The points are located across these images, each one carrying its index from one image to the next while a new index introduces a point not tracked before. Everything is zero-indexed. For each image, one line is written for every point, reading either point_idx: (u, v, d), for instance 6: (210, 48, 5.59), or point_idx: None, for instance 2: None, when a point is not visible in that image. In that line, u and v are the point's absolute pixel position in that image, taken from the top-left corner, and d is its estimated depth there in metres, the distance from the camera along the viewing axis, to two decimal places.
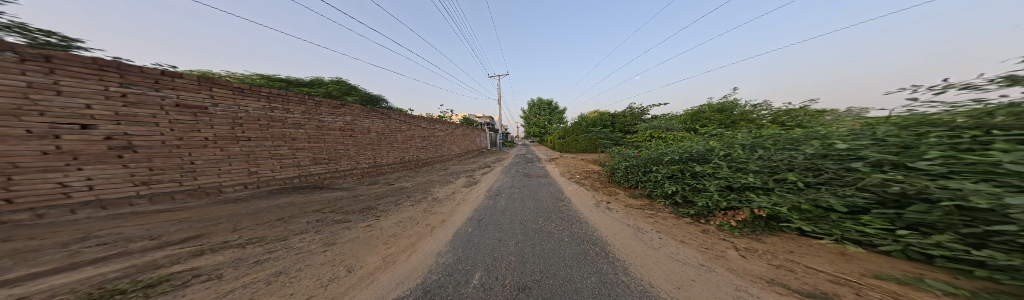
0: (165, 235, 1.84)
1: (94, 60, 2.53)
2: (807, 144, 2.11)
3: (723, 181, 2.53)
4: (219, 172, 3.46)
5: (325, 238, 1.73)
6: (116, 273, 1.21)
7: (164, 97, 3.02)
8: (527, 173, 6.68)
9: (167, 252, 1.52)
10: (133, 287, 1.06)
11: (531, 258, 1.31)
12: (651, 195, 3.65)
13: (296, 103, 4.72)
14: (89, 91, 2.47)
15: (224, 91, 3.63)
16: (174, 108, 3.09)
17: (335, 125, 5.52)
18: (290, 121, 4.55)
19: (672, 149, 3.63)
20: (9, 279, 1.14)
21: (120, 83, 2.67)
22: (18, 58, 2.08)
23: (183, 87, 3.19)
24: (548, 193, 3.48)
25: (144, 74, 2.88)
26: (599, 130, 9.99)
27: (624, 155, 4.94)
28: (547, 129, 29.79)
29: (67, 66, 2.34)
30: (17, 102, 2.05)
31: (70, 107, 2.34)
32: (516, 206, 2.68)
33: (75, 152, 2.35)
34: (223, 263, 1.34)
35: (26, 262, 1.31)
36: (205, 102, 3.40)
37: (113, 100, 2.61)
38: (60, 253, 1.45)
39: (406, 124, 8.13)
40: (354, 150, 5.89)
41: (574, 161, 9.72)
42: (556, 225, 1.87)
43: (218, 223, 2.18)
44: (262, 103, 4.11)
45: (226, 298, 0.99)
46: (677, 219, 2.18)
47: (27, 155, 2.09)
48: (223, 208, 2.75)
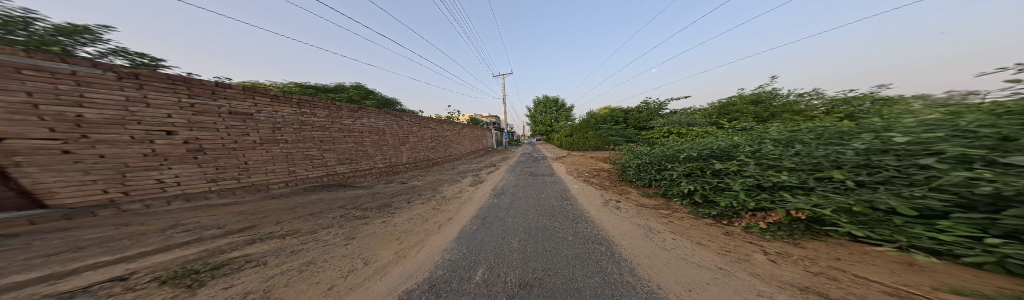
0: (228, 225, 2.15)
1: (169, 76, 3.07)
2: (860, 138, 1.84)
3: (751, 180, 2.31)
4: (266, 171, 3.94)
5: (346, 233, 1.89)
6: (194, 255, 1.46)
7: (220, 106, 3.52)
8: (532, 172, 6.67)
9: (230, 239, 1.78)
10: (204, 268, 1.27)
11: (533, 256, 1.33)
12: (666, 194, 3.46)
13: (321, 108, 5.20)
14: (169, 103, 3.02)
15: (264, 99, 4.12)
16: (228, 115, 3.59)
17: (355, 127, 5.97)
18: (317, 124, 5.02)
19: (691, 145, 3.40)
20: (126, 256, 1.43)
21: (188, 95, 3.21)
22: (116, 76, 2.62)
23: (233, 97, 3.67)
24: (554, 192, 3.44)
25: (204, 86, 3.40)
26: (610, 126, 9.55)
27: (635, 152, 4.71)
28: (554, 128, 29.36)
29: (150, 82, 2.88)
30: (119, 113, 2.61)
31: (157, 116, 2.88)
32: (520, 204, 2.70)
33: (166, 154, 2.89)
34: (269, 251, 1.54)
35: (136, 243, 1.63)
36: (250, 110, 3.88)
37: (186, 109, 3.17)
38: (159, 237, 1.78)
39: (417, 126, 8.53)
40: (372, 151, 6.32)
41: (583, 159, 9.44)
42: (558, 224, 1.86)
43: (266, 215, 2.50)
44: (294, 109, 4.59)
45: (269, 282, 1.15)
46: (694, 220, 2.04)
47: (133, 157, 2.64)
48: (269, 202, 3.14)
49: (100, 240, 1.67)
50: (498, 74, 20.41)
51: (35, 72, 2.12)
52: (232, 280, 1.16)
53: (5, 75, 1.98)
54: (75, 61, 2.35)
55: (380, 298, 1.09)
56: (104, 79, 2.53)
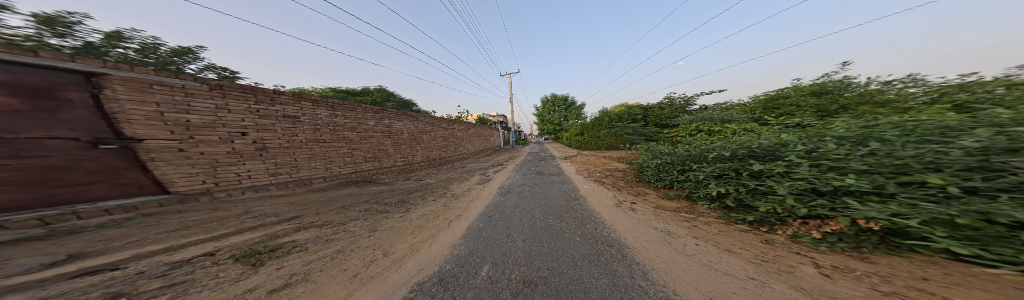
0: (280, 214, 2.47)
1: (242, 86, 3.80)
2: (978, 133, 1.20)
3: (804, 184, 1.88)
4: (311, 168, 4.57)
5: (370, 225, 2.08)
6: (257, 238, 1.76)
7: (277, 110, 4.18)
8: (540, 171, 6.55)
9: (283, 226, 2.08)
10: (263, 250, 1.53)
11: (538, 255, 1.32)
12: (691, 197, 3.16)
13: (350, 110, 5.74)
14: (244, 108, 3.74)
15: (308, 105, 4.75)
16: (283, 118, 4.25)
17: (378, 127, 6.49)
18: (347, 125, 5.57)
19: (724, 143, 2.99)
20: (211, 237, 1.79)
21: (256, 101, 3.92)
22: (210, 87, 3.42)
23: (285, 102, 4.35)
24: (561, 192, 3.35)
25: (266, 93, 4.09)
26: (626, 125, 8.78)
27: (657, 150, 4.31)
28: (563, 127, 28.71)
29: (230, 91, 3.62)
30: (214, 118, 3.38)
31: (235, 120, 3.60)
32: (526, 203, 2.69)
33: (241, 152, 3.60)
34: (309, 238, 1.76)
35: (220, 226, 2.04)
36: (298, 113, 4.53)
37: (254, 114, 3.86)
38: (234, 222, 2.18)
39: (430, 125, 9.01)
40: (393, 150, 6.83)
41: (593, 160, 8.99)
42: (566, 224, 1.82)
43: (308, 206, 2.86)
44: (329, 111, 5.18)
45: (305, 268, 1.32)
46: (724, 225, 1.82)
47: (220, 153, 3.38)
48: (310, 195, 3.61)
49: (195, 223, 2.12)
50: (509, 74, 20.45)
51: (160, 87, 2.97)
52: (281, 263, 1.36)
53: (142, 90, 2.83)
54: (184, 77, 3.18)
55: (394, 288, 1.18)
56: (203, 90, 3.33)
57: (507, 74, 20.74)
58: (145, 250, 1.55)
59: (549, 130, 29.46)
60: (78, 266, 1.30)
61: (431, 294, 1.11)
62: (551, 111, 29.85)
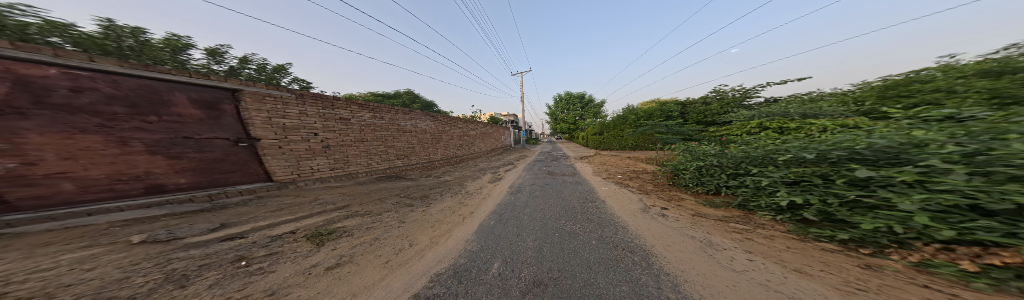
0: (335, 203, 3.01)
1: (313, 94, 4.79)
2: None
3: (952, 200, 1.13)
4: (361, 165, 5.44)
5: (399, 217, 2.34)
6: (322, 222, 2.21)
7: (336, 114, 5.08)
8: (552, 171, 6.30)
9: (337, 213, 2.53)
10: (323, 232, 1.91)
11: (549, 256, 1.29)
12: (742, 206, 2.60)
13: (387, 112, 6.40)
14: (316, 112, 4.73)
15: (355, 108, 5.56)
16: (340, 120, 5.14)
17: (408, 128, 7.14)
18: (385, 126, 6.24)
19: (804, 143, 2.30)
20: (294, 218, 2.32)
21: (322, 107, 4.86)
22: (294, 96, 4.47)
23: (342, 106, 5.23)
24: (575, 193, 3.16)
25: (328, 99, 5.02)
26: (658, 122, 7.54)
27: (701, 151, 3.61)
28: (577, 125, 27.26)
29: (306, 98, 4.64)
30: (298, 122, 4.40)
31: (311, 123, 4.61)
32: (537, 203, 2.63)
33: (314, 149, 4.56)
34: (355, 225, 2.11)
35: (299, 210, 2.63)
36: (350, 115, 5.38)
37: (322, 117, 4.81)
38: (307, 207, 2.77)
39: (450, 126, 9.64)
40: (420, 149, 7.53)
41: (613, 160, 8.30)
42: (580, 226, 1.73)
43: (354, 197, 3.40)
44: (372, 114, 5.93)
45: (351, 251, 1.59)
46: (796, 241, 1.38)
47: (301, 149, 4.35)
48: (357, 187, 4.28)
49: (284, 206, 2.77)
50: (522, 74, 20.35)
51: (269, 98, 4.06)
52: (336, 244, 1.68)
53: (259, 100, 3.93)
54: (280, 88, 4.27)
55: (416, 276, 1.31)
56: (291, 98, 4.38)
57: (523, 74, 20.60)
58: (258, 224, 2.11)
59: (569, 132, 28.25)
60: (224, 233, 1.90)
61: (445, 286, 1.19)
62: (572, 111, 28.36)
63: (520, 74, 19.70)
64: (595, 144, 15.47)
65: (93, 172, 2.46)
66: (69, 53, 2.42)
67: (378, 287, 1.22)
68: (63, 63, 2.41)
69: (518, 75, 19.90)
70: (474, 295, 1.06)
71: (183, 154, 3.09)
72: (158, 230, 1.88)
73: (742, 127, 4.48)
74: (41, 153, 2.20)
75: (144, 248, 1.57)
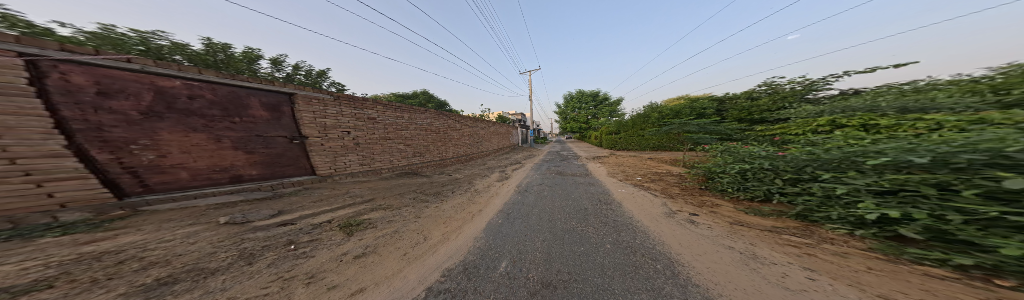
0: (362, 196, 3.35)
1: (347, 95, 5.39)
2: None
3: None
4: (386, 163, 6.01)
5: (415, 212, 2.48)
6: (352, 213, 2.49)
7: (364, 114, 5.65)
8: (562, 171, 6.11)
9: (363, 205, 2.82)
10: (352, 223, 2.15)
11: (558, 258, 1.25)
12: (800, 215, 2.12)
13: (407, 111, 6.91)
14: (349, 112, 5.31)
15: (380, 107, 6.09)
16: (368, 119, 5.71)
17: (425, 127, 7.63)
18: (405, 124, 6.77)
19: (907, 142, 1.59)
20: (331, 208, 2.66)
21: (354, 108, 5.44)
22: (332, 97, 5.08)
23: (369, 106, 5.79)
24: (588, 195, 3.02)
25: (358, 100, 5.60)
26: (683, 118, 6.75)
27: (747, 152, 3.05)
28: (590, 124, 26.11)
29: (342, 100, 5.24)
30: (336, 122, 5.04)
31: (345, 122, 5.20)
32: (545, 203, 2.58)
33: (348, 146, 5.19)
34: (379, 217, 2.32)
35: (335, 201, 3.01)
36: (376, 114, 5.92)
37: (353, 117, 5.41)
38: (342, 199, 3.15)
39: (461, 124, 10.05)
40: (435, 147, 7.99)
41: (632, 162, 7.78)
42: (592, 228, 1.64)
43: (377, 191, 3.75)
44: (394, 113, 6.45)
45: (376, 241, 1.76)
46: (880, 261, 1.07)
47: (337, 146, 4.99)
48: (380, 181, 4.72)
49: (323, 197, 3.19)
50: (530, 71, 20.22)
51: (314, 101, 4.75)
52: (363, 234, 1.88)
53: (308, 102, 4.63)
54: (323, 91, 4.93)
55: (429, 270, 1.38)
56: (330, 100, 5.00)
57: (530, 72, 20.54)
58: (305, 213, 2.48)
59: (584, 132, 26.96)
60: (279, 219, 2.27)
61: (455, 281, 1.22)
62: (585, 110, 27.06)
63: (528, 73, 19.71)
64: (612, 144, 14.48)
65: (201, 165, 3.24)
66: (186, 68, 3.23)
67: (396, 278, 1.31)
68: (183, 75, 3.22)
69: (526, 73, 19.89)
70: (482, 293, 1.07)
71: (255, 150, 3.82)
72: (237, 213, 2.36)
73: (805, 124, 3.15)
74: (168, 148, 2.99)
75: (226, 228, 1.98)
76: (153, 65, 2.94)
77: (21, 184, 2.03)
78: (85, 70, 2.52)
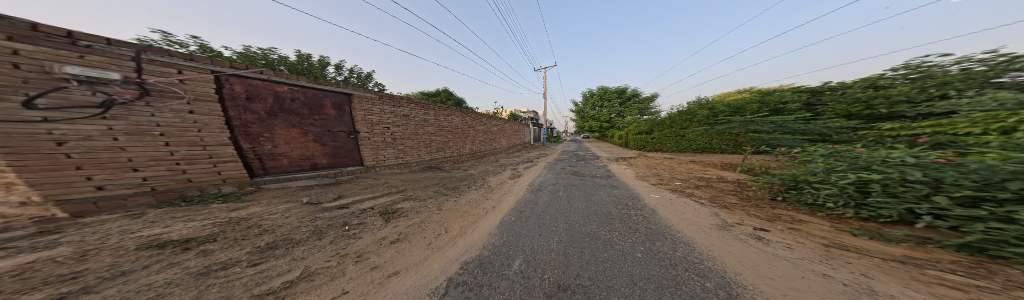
0: (394, 186, 3.83)
1: (388, 95, 6.27)
2: None
3: None
4: (415, 158, 6.82)
5: (436, 205, 2.68)
6: (389, 201, 2.87)
7: (401, 112, 6.53)
8: (578, 171, 5.73)
9: (394, 195, 3.22)
10: (388, 211, 2.47)
11: (578, 263, 1.14)
12: (972, 247, 1.31)
13: (432, 109, 7.68)
14: (390, 112, 6.20)
15: (412, 106, 6.92)
16: (404, 117, 6.57)
17: (447, 123, 8.34)
18: (431, 121, 7.54)
19: None
20: (372, 196, 3.14)
21: (393, 106, 6.31)
22: (377, 96, 6.00)
23: (403, 104, 6.63)
24: (611, 199, 2.73)
25: (397, 100, 6.47)
26: (739, 118, 5.47)
27: (875, 157, 2.01)
28: (613, 123, 24.03)
29: (385, 101, 6.13)
30: (380, 121, 5.96)
31: (386, 119, 6.08)
32: (560, 203, 2.46)
33: (389, 142, 6.08)
34: (410, 208, 2.59)
35: (373, 190, 3.52)
36: (409, 112, 6.77)
37: (393, 116, 6.31)
38: (380, 188, 3.67)
39: (478, 121, 10.61)
40: (455, 143, 8.65)
41: (666, 166, 6.74)
42: (618, 237, 1.46)
43: (406, 183, 4.23)
44: (422, 110, 7.25)
45: (407, 229, 1.97)
46: None
47: (381, 142, 5.91)
48: (410, 174, 5.34)
49: (366, 186, 3.78)
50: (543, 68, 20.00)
51: (366, 100, 5.71)
52: (398, 221, 2.14)
53: (361, 102, 5.60)
54: (372, 91, 5.86)
55: (449, 262, 1.45)
56: (376, 100, 5.92)
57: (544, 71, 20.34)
58: (354, 199, 2.99)
59: (606, 132, 24.86)
60: (337, 203, 2.79)
61: (472, 275, 1.24)
62: (609, 108, 24.99)
63: (541, 69, 19.51)
64: (642, 145, 12.78)
65: (294, 153, 4.32)
66: (289, 76, 4.41)
67: (422, 265, 1.43)
68: (288, 82, 4.40)
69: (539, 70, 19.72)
70: (495, 289, 1.04)
71: (327, 143, 4.88)
72: (311, 196, 3.03)
73: (990, 119, 1.84)
74: (279, 140, 4.11)
75: (305, 208, 2.55)
76: (272, 74, 4.16)
77: (207, 163, 3.16)
78: (239, 81, 3.76)
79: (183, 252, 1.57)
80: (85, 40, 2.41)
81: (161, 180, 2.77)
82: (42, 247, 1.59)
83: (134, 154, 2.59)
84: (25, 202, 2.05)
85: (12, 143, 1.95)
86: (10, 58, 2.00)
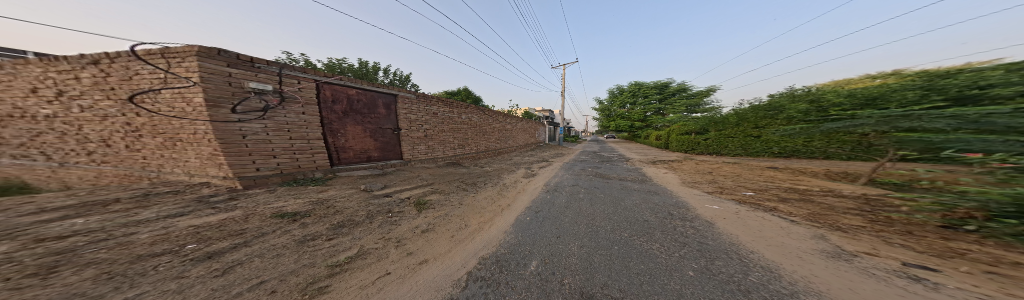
0: (422, 180, 4.27)
1: (422, 95, 7.00)
2: None
3: None
4: (444, 154, 7.56)
5: (458, 200, 2.83)
6: (420, 193, 3.24)
7: (433, 112, 7.29)
8: (602, 174, 5.10)
9: (423, 188, 3.59)
10: (420, 202, 2.77)
11: (605, 272, 0.98)
12: None
13: (457, 107, 8.38)
14: (425, 112, 7.01)
15: (441, 105, 7.64)
16: (435, 116, 7.34)
17: (469, 121, 8.98)
18: (455, 119, 8.23)
19: None
20: (407, 187, 3.60)
21: (427, 105, 7.07)
22: (414, 96, 6.68)
23: (435, 103, 7.34)
24: (648, 209, 2.30)
25: (429, 99, 7.18)
26: (866, 111, 3.67)
27: None
28: (651, 123, 20.96)
29: (422, 101, 6.94)
30: (418, 120, 6.76)
31: (422, 117, 6.89)
32: (581, 207, 2.26)
33: (425, 140, 6.91)
34: (438, 200, 2.82)
35: (406, 182, 4.01)
36: (439, 111, 7.52)
37: (428, 115, 7.10)
38: (412, 180, 4.17)
39: (496, 118, 11.06)
40: (475, 140, 9.25)
41: (722, 172, 5.28)
42: (659, 251, 1.19)
43: (433, 177, 4.66)
44: (449, 109, 7.95)
45: (436, 221, 2.14)
46: None
47: (420, 140, 6.75)
48: (438, 169, 5.88)
49: (404, 178, 4.35)
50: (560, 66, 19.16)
51: (408, 100, 6.47)
52: (428, 213, 2.38)
53: (405, 103, 6.37)
54: (412, 92, 6.57)
55: (469, 255, 1.47)
56: (415, 100, 6.68)
57: (561, 69, 19.39)
58: (393, 189, 3.48)
59: (640, 132, 22.01)
60: (382, 192, 3.31)
61: (489, 271, 1.21)
62: (643, 105, 22.00)
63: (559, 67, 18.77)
64: (690, 147, 10.50)
65: (358, 146, 5.20)
66: (354, 80, 5.10)
67: (446, 257, 1.50)
68: (356, 85, 5.21)
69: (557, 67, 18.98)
70: (512, 289, 0.97)
71: (380, 139, 5.67)
72: (366, 184, 3.72)
73: None
74: (347, 136, 4.98)
75: (360, 195, 3.13)
76: (346, 79, 4.99)
77: (311, 154, 4.30)
78: (328, 87, 4.70)
79: (292, 223, 2.17)
80: (258, 63, 3.81)
81: (286, 165, 3.91)
82: (230, 209, 2.50)
83: (275, 146, 3.79)
84: (227, 177, 3.33)
85: (224, 137, 3.29)
86: (228, 78, 3.47)
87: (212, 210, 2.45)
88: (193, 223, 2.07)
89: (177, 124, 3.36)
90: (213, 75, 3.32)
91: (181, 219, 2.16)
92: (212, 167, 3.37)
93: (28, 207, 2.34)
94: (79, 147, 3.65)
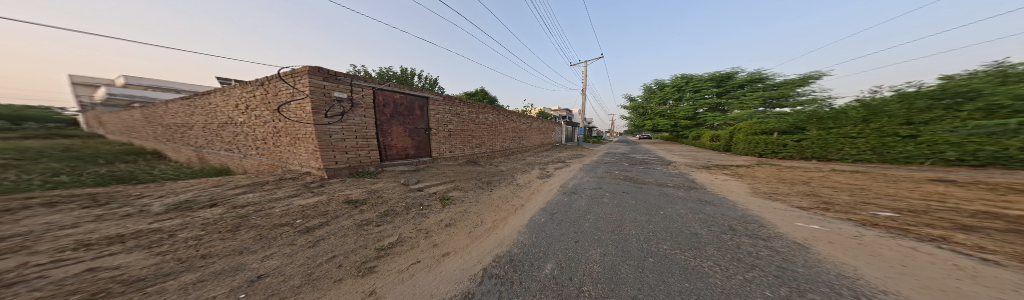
0: (445, 176, 4.61)
1: (446, 96, 7.71)
2: None
3: None
4: (464, 153, 8.18)
5: (477, 197, 2.90)
6: (445, 189, 3.48)
7: (456, 112, 7.98)
8: (629, 177, 4.39)
9: (447, 184, 3.85)
10: (445, 198, 2.96)
11: (638, 286, 0.78)
12: None
13: (476, 108, 8.97)
14: (450, 113, 7.74)
15: (462, 105, 8.28)
16: (458, 116, 8.03)
17: (487, 120, 9.47)
18: (475, 119, 8.81)
19: None
20: (434, 183, 3.93)
21: (450, 106, 7.78)
22: (440, 98, 7.40)
23: (457, 104, 8.03)
24: (698, 221, 1.81)
25: (452, 101, 7.87)
26: None
27: None
28: (706, 122, 17.38)
29: (448, 103, 7.68)
30: (444, 121, 7.49)
31: (447, 118, 7.60)
32: (605, 212, 1.97)
33: (449, 139, 7.61)
34: (461, 197, 2.97)
35: (432, 178, 4.41)
36: (461, 111, 8.20)
37: (452, 116, 7.82)
38: (437, 177, 4.56)
39: (512, 117, 11.28)
40: (490, 139, 9.64)
41: (812, 183, 3.78)
42: (716, 271, 0.90)
43: (454, 174, 5.00)
44: (469, 110, 8.58)
45: (458, 216, 2.23)
46: None
47: (446, 140, 7.48)
48: (459, 167, 6.22)
49: (433, 175, 4.83)
50: (584, 63, 17.92)
51: (437, 102, 7.22)
52: (451, 208, 2.52)
53: (434, 105, 7.14)
54: (439, 95, 7.31)
55: (484, 252, 1.44)
56: (441, 102, 7.41)
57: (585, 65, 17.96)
58: (423, 184, 3.86)
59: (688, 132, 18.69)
60: (415, 186, 3.72)
61: (503, 269, 1.14)
62: (693, 101, 18.40)
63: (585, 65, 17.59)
64: None
65: (399, 145, 6.09)
66: (395, 85, 5.98)
67: (464, 252, 1.51)
68: (398, 89, 6.07)
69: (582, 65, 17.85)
70: (524, 291, 0.86)
71: (415, 138, 6.50)
72: (404, 179, 4.28)
73: None
74: (392, 135, 5.89)
75: (399, 188, 3.60)
76: (391, 85, 5.89)
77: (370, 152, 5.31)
78: (379, 92, 5.63)
79: (354, 209, 2.65)
80: (341, 76, 4.97)
81: (352, 159, 4.93)
82: (320, 193, 3.29)
83: (347, 143, 4.87)
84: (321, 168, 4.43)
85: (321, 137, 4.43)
86: (323, 90, 4.66)
87: (310, 193, 3.28)
88: (300, 203, 2.78)
89: (297, 127, 4.74)
90: (315, 88, 4.55)
91: (295, 198, 2.96)
92: (313, 160, 4.55)
93: (232, 183, 3.71)
94: (252, 143, 5.61)
